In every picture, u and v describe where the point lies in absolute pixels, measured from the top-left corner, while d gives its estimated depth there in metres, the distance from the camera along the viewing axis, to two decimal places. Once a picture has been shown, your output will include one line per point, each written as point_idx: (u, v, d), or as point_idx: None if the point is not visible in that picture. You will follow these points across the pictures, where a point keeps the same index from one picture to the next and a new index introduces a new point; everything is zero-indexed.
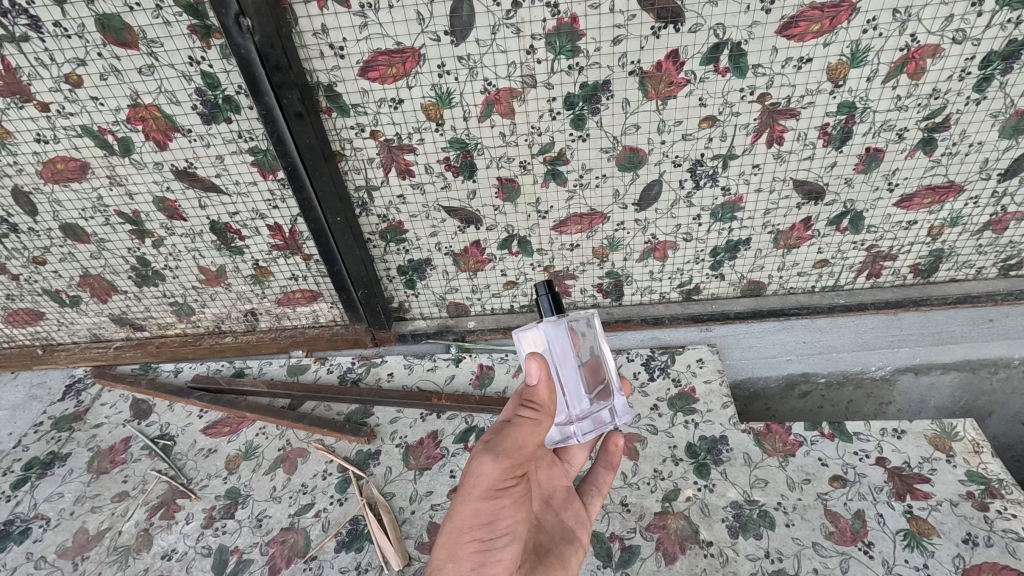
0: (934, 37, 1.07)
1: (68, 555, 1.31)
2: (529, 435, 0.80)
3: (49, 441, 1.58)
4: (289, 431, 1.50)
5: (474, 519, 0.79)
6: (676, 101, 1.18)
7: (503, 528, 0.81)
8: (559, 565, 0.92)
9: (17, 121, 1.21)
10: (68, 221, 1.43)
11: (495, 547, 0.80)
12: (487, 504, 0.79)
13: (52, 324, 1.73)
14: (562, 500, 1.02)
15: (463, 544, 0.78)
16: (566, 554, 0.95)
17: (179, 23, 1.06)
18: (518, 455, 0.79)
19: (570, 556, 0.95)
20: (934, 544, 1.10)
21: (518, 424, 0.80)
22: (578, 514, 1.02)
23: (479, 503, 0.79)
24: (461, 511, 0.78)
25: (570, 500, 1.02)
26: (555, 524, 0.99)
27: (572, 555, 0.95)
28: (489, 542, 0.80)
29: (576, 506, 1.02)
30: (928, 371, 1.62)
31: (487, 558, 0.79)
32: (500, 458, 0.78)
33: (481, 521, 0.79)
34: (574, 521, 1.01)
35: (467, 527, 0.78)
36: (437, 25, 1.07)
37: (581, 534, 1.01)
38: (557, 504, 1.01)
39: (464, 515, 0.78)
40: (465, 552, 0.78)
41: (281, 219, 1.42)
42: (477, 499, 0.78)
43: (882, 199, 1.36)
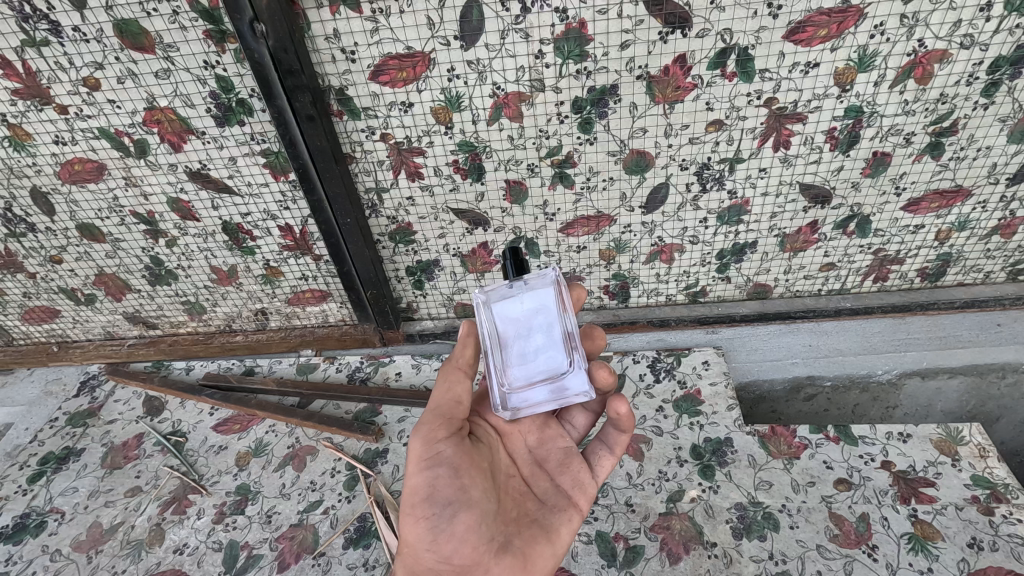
0: (942, 42, 1.08)
1: (83, 549, 1.33)
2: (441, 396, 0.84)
3: (64, 436, 1.61)
4: (298, 429, 1.53)
5: (414, 494, 0.83)
6: (683, 105, 1.19)
7: (446, 498, 0.83)
8: (542, 534, 0.90)
9: (37, 123, 1.24)
10: (84, 221, 1.45)
11: (441, 520, 0.82)
12: (423, 476, 0.83)
13: (68, 321, 1.77)
14: (559, 462, 0.97)
15: (408, 521, 0.82)
16: (555, 521, 0.92)
17: (195, 28, 1.08)
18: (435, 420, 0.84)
19: (560, 522, 0.92)
20: (938, 548, 1.11)
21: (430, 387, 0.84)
22: (577, 477, 0.95)
23: (416, 477, 0.83)
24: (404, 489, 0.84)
25: (569, 461, 0.97)
26: (547, 489, 0.95)
27: (563, 522, 0.92)
28: (433, 515, 0.82)
29: (576, 467, 0.96)
30: (935, 375, 1.57)
31: (437, 530, 0.82)
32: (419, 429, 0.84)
33: (423, 496, 0.83)
34: (569, 483, 0.95)
35: (411, 503, 0.83)
36: (447, 30, 1.09)
37: (579, 495, 0.94)
38: (553, 467, 0.97)
39: (406, 492, 0.84)
40: (414, 531, 0.82)
41: (292, 220, 1.44)
42: (410, 473, 0.84)
43: (889, 203, 1.36)
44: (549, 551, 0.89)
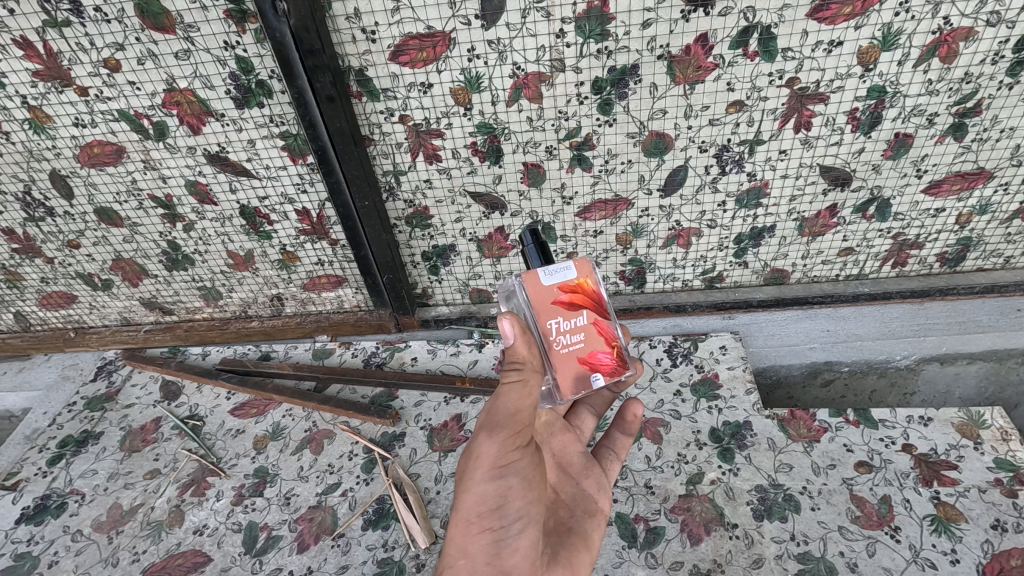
0: (967, 20, 1.06)
1: (103, 529, 1.34)
2: (521, 403, 0.74)
3: (82, 420, 1.62)
4: (315, 413, 1.53)
5: (480, 505, 0.73)
6: (704, 85, 1.18)
7: (516, 511, 0.74)
8: (580, 541, 0.87)
9: (57, 105, 1.24)
10: (102, 205, 1.46)
11: (509, 535, 0.74)
12: (492, 485, 0.73)
13: (84, 307, 1.78)
14: (582, 467, 0.96)
15: (473, 534, 0.72)
16: (587, 527, 0.90)
17: (215, 8, 1.08)
18: (514, 426, 0.74)
19: (594, 530, 0.90)
20: (962, 530, 1.10)
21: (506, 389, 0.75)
22: (600, 481, 0.95)
23: (484, 485, 0.73)
24: (466, 498, 0.73)
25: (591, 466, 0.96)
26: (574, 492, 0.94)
27: (594, 530, 0.90)
28: (502, 529, 0.74)
29: (597, 471, 0.96)
30: (954, 361, 1.56)
31: (502, 545, 0.73)
32: (495, 435, 0.73)
33: (489, 506, 0.73)
34: (592, 488, 0.94)
35: (475, 514, 0.73)
36: (468, 9, 1.08)
37: (604, 499, 0.94)
38: (576, 471, 0.96)
39: (471, 502, 0.73)
40: (477, 542, 0.72)
41: (310, 204, 1.44)
42: (478, 481, 0.73)
43: (910, 186, 1.35)
44: (588, 559, 0.87)
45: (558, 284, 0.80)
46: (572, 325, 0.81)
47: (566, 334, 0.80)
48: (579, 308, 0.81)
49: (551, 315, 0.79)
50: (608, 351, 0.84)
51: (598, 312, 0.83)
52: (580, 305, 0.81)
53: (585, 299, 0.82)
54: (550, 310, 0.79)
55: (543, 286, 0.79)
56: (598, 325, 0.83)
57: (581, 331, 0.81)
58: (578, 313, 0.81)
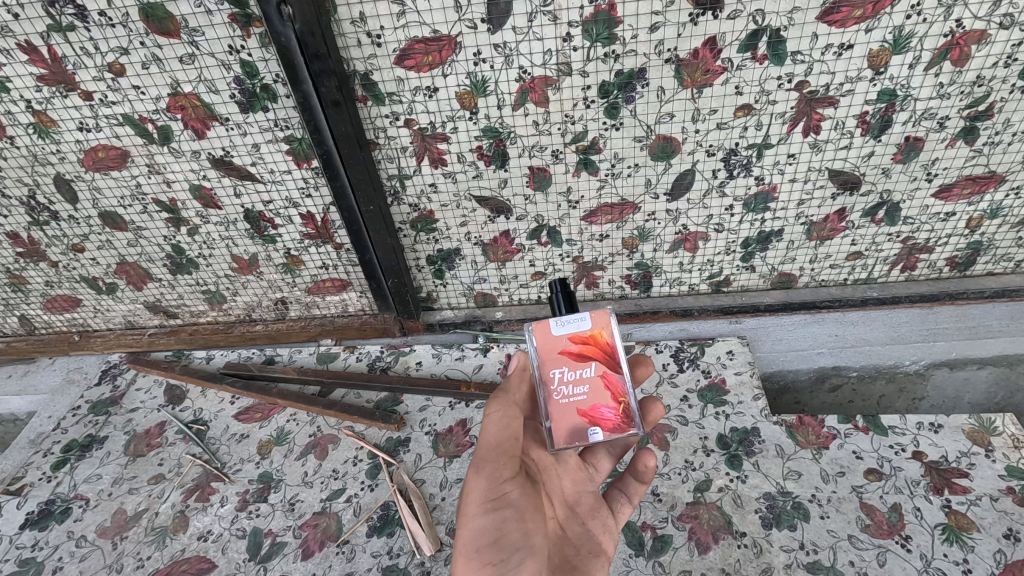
0: (980, 22, 1.05)
1: (107, 535, 1.34)
2: (504, 432, 0.78)
3: (87, 425, 1.61)
4: (319, 418, 1.52)
5: (476, 539, 0.73)
6: (712, 89, 1.17)
7: (515, 543, 0.73)
8: None
9: (61, 109, 1.24)
10: (107, 209, 1.45)
11: (512, 567, 0.71)
12: (487, 518, 0.74)
13: (89, 310, 1.77)
14: (589, 507, 0.95)
15: (474, 569, 0.70)
16: (590, 568, 0.88)
17: (220, 12, 1.07)
18: (502, 457, 0.77)
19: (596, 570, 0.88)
20: (974, 539, 1.09)
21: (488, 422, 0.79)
22: (604, 523, 0.95)
23: (478, 518, 0.74)
24: (463, 535, 0.73)
25: (598, 507, 0.95)
26: (579, 533, 0.92)
27: (597, 568, 0.89)
28: (503, 562, 0.71)
29: (603, 513, 0.95)
30: (963, 366, 1.55)
31: None
32: (484, 468, 0.76)
33: (488, 540, 0.73)
34: (596, 529, 0.94)
35: (473, 549, 0.72)
36: (474, 13, 1.08)
37: (608, 542, 0.94)
38: (583, 511, 0.95)
39: (468, 538, 0.72)
40: None
41: (314, 208, 1.43)
42: (472, 515, 0.74)
43: (920, 189, 1.33)
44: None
45: (568, 335, 0.83)
46: (576, 376, 0.83)
47: (568, 384, 0.83)
48: (587, 360, 0.83)
49: (555, 363, 0.83)
50: (614, 407, 0.84)
51: (608, 366, 0.84)
52: (589, 357, 0.83)
53: (596, 351, 0.84)
54: (554, 357, 0.83)
55: (552, 335, 0.83)
56: (606, 380, 0.84)
57: (585, 383, 0.83)
58: (586, 364, 0.83)
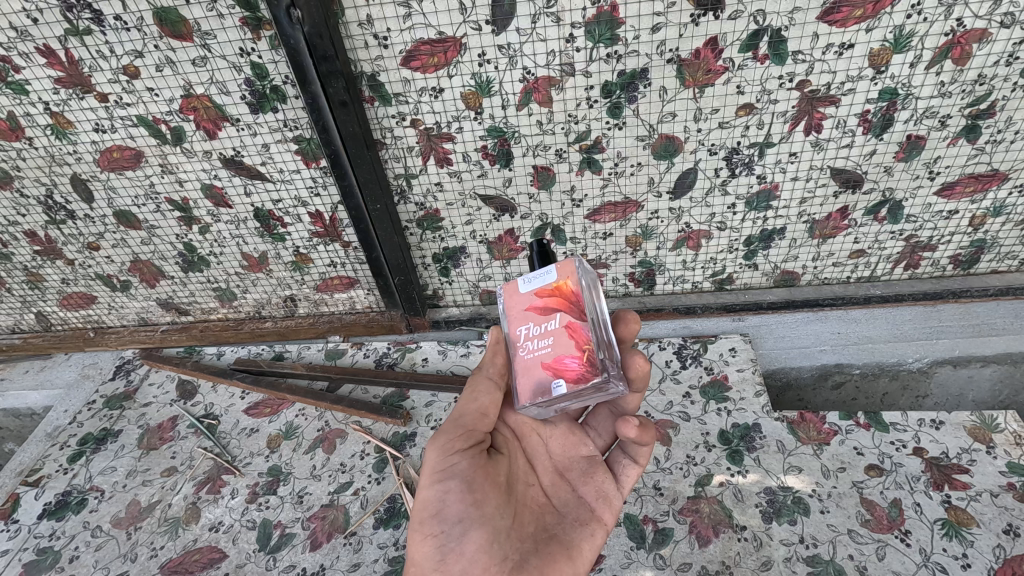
0: (981, 21, 1.06)
1: (122, 525, 1.37)
2: (469, 409, 0.88)
3: (102, 418, 1.65)
4: (327, 412, 1.55)
5: (424, 510, 0.83)
6: (714, 88, 1.18)
7: (456, 515, 0.83)
8: (562, 550, 0.86)
9: (78, 111, 1.27)
10: (121, 208, 1.49)
11: (452, 538, 0.82)
12: (435, 490, 0.84)
13: (103, 307, 1.82)
14: (581, 473, 0.94)
15: (417, 538, 0.82)
16: (574, 536, 0.89)
17: (231, 15, 1.10)
18: (452, 432, 0.87)
19: (582, 538, 0.89)
20: (973, 534, 1.10)
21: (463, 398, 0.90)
22: (600, 488, 0.92)
23: (428, 491, 0.84)
24: (416, 504, 0.85)
25: (592, 472, 0.94)
26: (569, 500, 0.93)
27: (585, 536, 0.89)
28: (444, 533, 0.82)
29: (599, 478, 0.93)
30: (967, 364, 1.53)
31: (445, 549, 0.82)
32: (436, 442, 0.86)
33: (433, 513, 0.83)
34: (590, 496, 0.92)
35: (420, 519, 0.83)
36: (479, 15, 1.10)
37: (602, 509, 0.91)
38: (575, 477, 0.95)
39: (419, 508, 0.84)
40: (421, 546, 0.82)
41: (323, 207, 1.46)
42: (423, 487, 0.85)
43: (922, 187, 1.34)
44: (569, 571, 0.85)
45: (534, 291, 0.85)
46: (541, 329, 0.82)
47: (534, 339, 0.83)
48: (551, 312, 0.82)
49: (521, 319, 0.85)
50: (580, 357, 0.79)
51: (572, 315, 0.81)
52: (553, 309, 0.82)
53: (560, 302, 0.82)
54: (521, 314, 0.85)
55: (520, 294, 0.86)
56: (569, 329, 0.80)
57: (549, 335, 0.81)
58: (551, 317, 0.82)
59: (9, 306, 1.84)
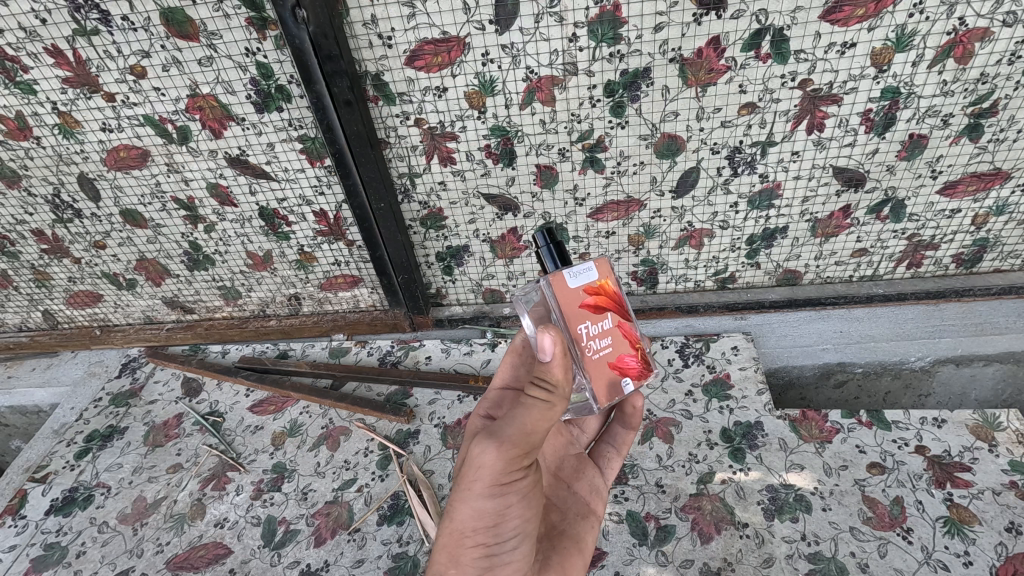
0: (983, 20, 1.06)
1: (128, 521, 1.39)
2: (542, 424, 0.73)
3: (108, 416, 1.67)
4: (331, 410, 1.56)
5: (478, 521, 0.73)
6: (716, 87, 1.19)
7: (511, 527, 0.76)
8: (572, 544, 0.89)
9: (85, 110, 1.28)
10: (128, 206, 1.50)
11: (504, 550, 0.76)
12: (493, 501, 0.73)
13: (109, 306, 1.83)
14: (573, 470, 0.98)
15: (467, 548, 0.73)
16: (579, 530, 0.91)
17: (237, 16, 1.11)
18: (525, 444, 0.72)
19: (584, 531, 0.92)
20: (975, 532, 1.10)
21: (530, 408, 0.72)
22: (592, 483, 0.98)
23: (485, 501, 0.73)
24: (466, 514, 0.73)
25: (582, 468, 0.99)
26: (567, 497, 0.95)
27: (586, 530, 0.92)
28: (496, 545, 0.75)
29: (589, 473, 0.99)
30: (970, 363, 1.53)
31: (497, 559, 0.75)
32: (506, 452, 0.71)
33: (482, 526, 0.74)
34: (584, 491, 0.96)
35: (472, 530, 0.73)
36: (482, 14, 1.10)
37: (596, 501, 0.96)
38: (568, 475, 0.98)
39: (468, 518, 0.73)
40: (470, 556, 0.74)
41: (327, 205, 1.47)
42: (482, 497, 0.72)
43: (924, 186, 1.34)
44: (581, 563, 0.88)
45: (583, 287, 0.77)
46: (598, 329, 0.79)
47: (595, 340, 0.78)
48: (604, 312, 0.79)
49: (580, 320, 0.76)
50: (636, 354, 0.83)
51: (623, 315, 0.82)
52: (607, 308, 0.79)
53: (610, 301, 0.80)
54: (579, 314, 0.76)
55: (568, 290, 0.76)
56: (624, 329, 0.81)
57: (609, 335, 0.80)
58: (606, 316, 0.79)
59: (16, 305, 1.86)
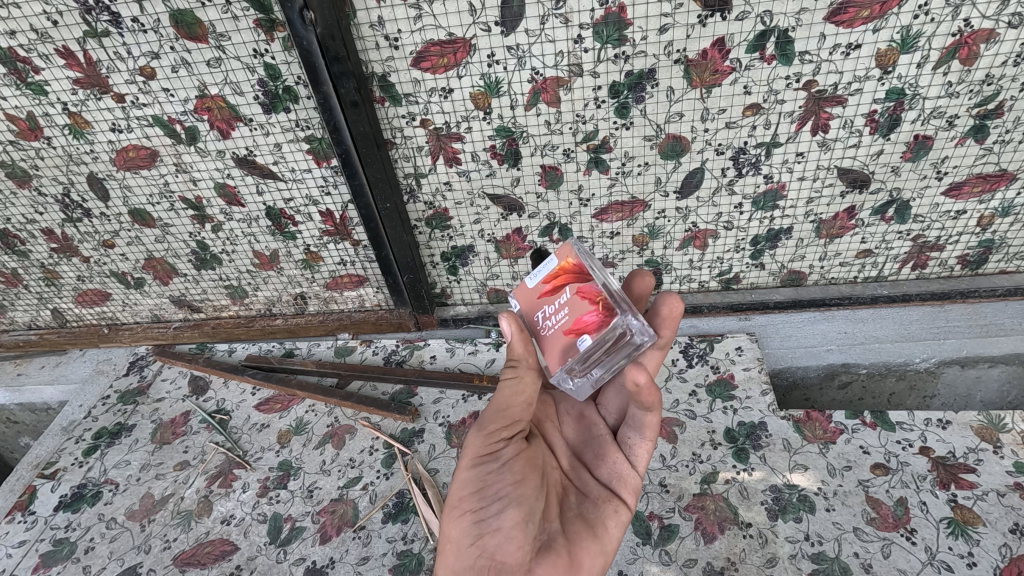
0: (988, 21, 1.06)
1: (136, 517, 1.40)
2: (512, 399, 0.89)
3: (116, 413, 1.69)
4: (336, 408, 1.58)
5: (464, 488, 0.82)
6: (721, 88, 1.19)
7: (497, 493, 0.81)
8: (588, 528, 0.88)
9: (95, 111, 1.30)
10: (136, 206, 1.52)
11: (490, 514, 0.80)
12: (475, 470, 0.83)
13: (117, 304, 1.85)
14: (597, 455, 0.99)
15: (456, 516, 0.80)
16: (599, 515, 0.91)
17: (246, 18, 1.12)
18: (498, 416, 0.87)
19: (605, 516, 0.91)
20: (979, 533, 1.10)
21: (504, 387, 0.90)
22: (615, 469, 0.96)
23: (468, 470, 0.83)
24: (454, 485, 0.84)
25: (605, 453, 0.98)
26: (589, 482, 0.96)
27: (607, 515, 0.91)
28: (483, 509, 0.80)
29: (612, 458, 0.97)
30: (975, 364, 1.52)
31: (484, 526, 0.79)
32: (482, 426, 0.86)
33: (468, 494, 0.82)
34: (608, 477, 0.96)
35: (459, 497, 0.82)
36: (488, 16, 1.11)
37: (621, 487, 0.95)
38: (590, 461, 0.99)
39: (457, 487, 0.83)
40: (459, 524, 0.80)
41: (333, 205, 1.48)
42: (464, 466, 0.83)
43: (929, 188, 1.34)
44: (597, 548, 0.87)
45: (539, 278, 0.88)
46: (555, 306, 0.85)
47: (551, 316, 0.85)
48: (559, 288, 0.85)
49: (536, 304, 0.88)
50: (596, 312, 0.82)
51: (580, 282, 0.84)
52: (561, 284, 0.85)
53: (564, 276, 0.85)
54: (535, 303, 0.88)
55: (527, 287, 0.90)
56: (580, 293, 0.83)
57: (564, 305, 0.84)
58: (560, 291, 0.85)
59: (25, 303, 1.88)
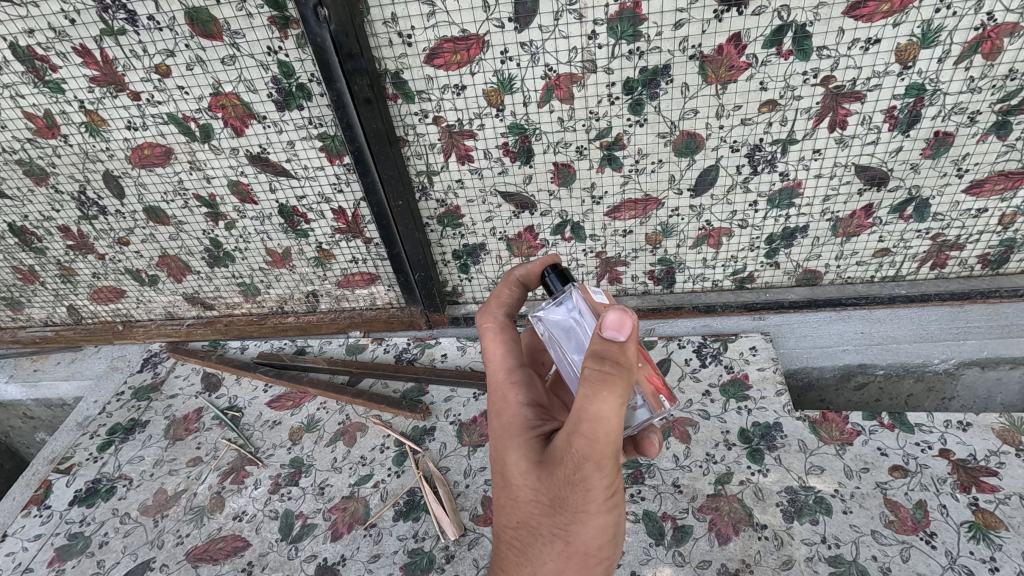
0: (1013, 15, 1.04)
1: (149, 513, 1.41)
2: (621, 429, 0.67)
3: (131, 409, 1.70)
4: (348, 406, 1.58)
5: (602, 534, 0.74)
6: (737, 84, 1.18)
7: (620, 525, 0.77)
8: None
9: (111, 109, 1.31)
10: (151, 204, 1.53)
11: (618, 543, 0.79)
12: (607, 514, 0.73)
13: (132, 301, 1.87)
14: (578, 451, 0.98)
15: (593, 559, 0.75)
16: None
17: (260, 15, 1.13)
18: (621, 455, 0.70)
19: None
20: (1002, 538, 1.07)
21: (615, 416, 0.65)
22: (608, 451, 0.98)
23: (600, 516, 0.72)
24: (582, 531, 0.73)
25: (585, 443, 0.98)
26: None
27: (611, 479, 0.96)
28: (613, 544, 0.77)
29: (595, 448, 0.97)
30: (995, 366, 1.49)
31: (613, 553, 0.79)
32: (608, 472, 0.68)
33: (605, 534, 0.74)
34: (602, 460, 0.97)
35: (596, 543, 0.74)
36: (501, 12, 1.11)
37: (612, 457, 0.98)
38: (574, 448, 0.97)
39: (591, 534, 0.73)
40: (594, 561, 0.76)
41: (345, 203, 1.48)
42: (599, 514, 0.72)
43: (950, 185, 1.32)
44: None
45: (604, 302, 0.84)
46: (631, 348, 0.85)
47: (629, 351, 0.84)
48: None
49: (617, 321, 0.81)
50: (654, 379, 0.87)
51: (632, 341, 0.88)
52: None
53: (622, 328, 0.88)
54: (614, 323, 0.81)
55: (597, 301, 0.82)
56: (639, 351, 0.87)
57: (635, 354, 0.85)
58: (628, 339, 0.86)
59: (42, 300, 1.90)
